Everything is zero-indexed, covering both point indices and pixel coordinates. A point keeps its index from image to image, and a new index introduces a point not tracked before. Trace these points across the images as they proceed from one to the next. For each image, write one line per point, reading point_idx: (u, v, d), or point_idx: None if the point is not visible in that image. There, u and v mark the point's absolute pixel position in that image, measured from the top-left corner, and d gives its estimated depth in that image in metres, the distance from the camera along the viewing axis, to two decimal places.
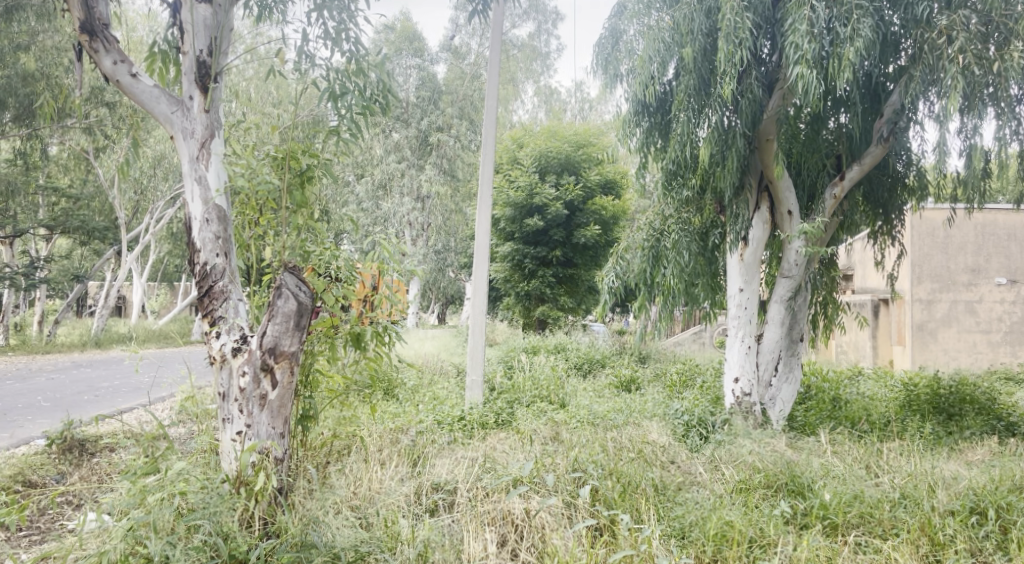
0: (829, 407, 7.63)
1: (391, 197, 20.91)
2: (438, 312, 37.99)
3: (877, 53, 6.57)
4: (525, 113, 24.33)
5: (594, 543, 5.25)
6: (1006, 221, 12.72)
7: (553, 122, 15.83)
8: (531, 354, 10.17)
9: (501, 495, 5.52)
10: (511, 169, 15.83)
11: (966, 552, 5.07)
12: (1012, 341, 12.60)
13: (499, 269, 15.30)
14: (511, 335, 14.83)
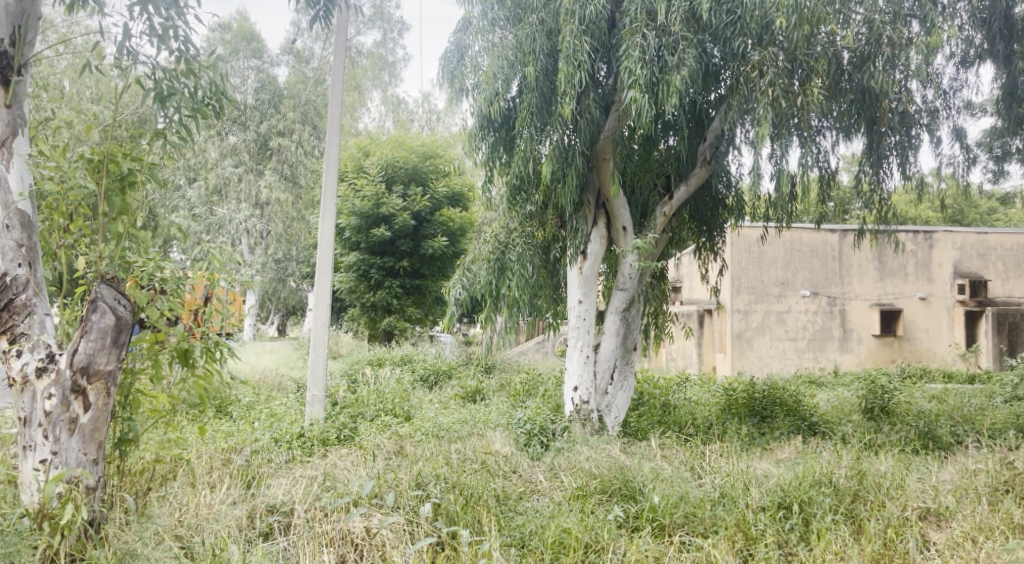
0: (660, 412, 8.09)
1: (225, 203, 20.16)
2: (279, 320, 36.48)
3: (700, 81, 7.08)
4: (371, 122, 23.53)
5: (435, 558, 5.25)
6: (809, 240, 14.25)
7: (398, 132, 15.93)
8: (376, 367, 10.01)
9: (339, 514, 5.43)
10: (356, 178, 15.50)
11: (774, 545, 5.57)
12: (815, 347, 14.03)
13: (343, 280, 14.88)
14: (355, 347, 14.53)
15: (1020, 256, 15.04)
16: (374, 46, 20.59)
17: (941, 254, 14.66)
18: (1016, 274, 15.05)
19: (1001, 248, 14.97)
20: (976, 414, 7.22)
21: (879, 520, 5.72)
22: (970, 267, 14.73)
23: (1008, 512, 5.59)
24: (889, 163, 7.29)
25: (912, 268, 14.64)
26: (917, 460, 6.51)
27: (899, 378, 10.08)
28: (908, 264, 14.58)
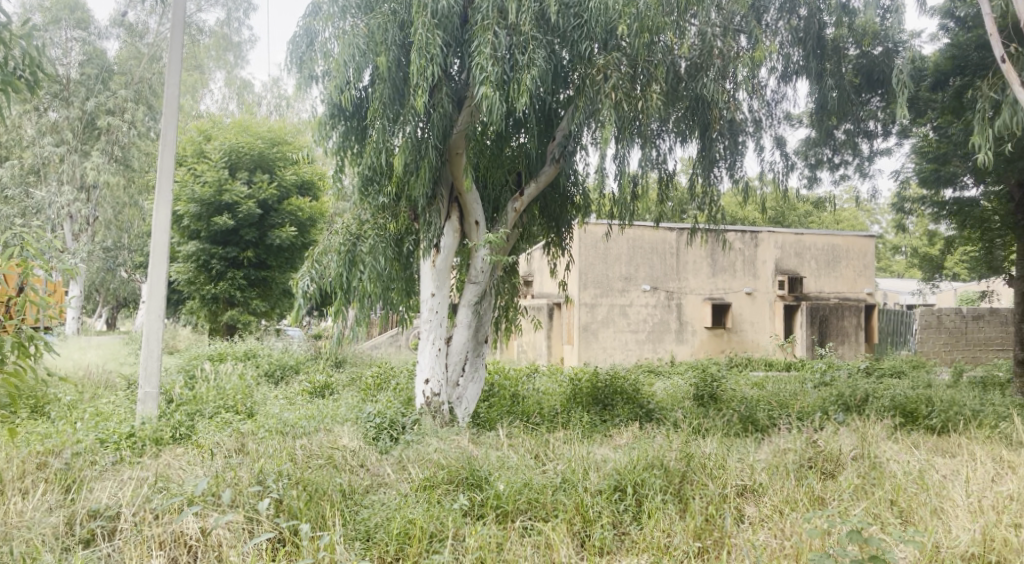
0: (510, 403, 8.28)
1: (44, 184, 18.57)
2: (107, 311, 33.85)
3: (549, 81, 7.29)
4: (213, 104, 21.72)
5: (275, 556, 5.18)
6: (650, 237, 15.11)
7: (244, 116, 15.14)
8: (216, 362, 9.56)
9: (172, 516, 5.19)
10: (196, 163, 14.64)
11: (609, 525, 5.92)
12: (653, 339, 14.92)
13: (181, 270, 14.04)
14: (192, 342, 13.82)
15: (830, 255, 16.67)
16: (217, 25, 19.69)
17: (764, 252, 16.07)
18: (827, 273, 16.62)
19: (815, 248, 16.52)
20: (790, 398, 7.94)
21: (702, 498, 6.19)
22: (788, 265, 16.21)
23: (812, 485, 6.21)
24: (719, 169, 7.85)
25: (740, 265, 15.86)
26: (738, 441, 7.07)
27: (728, 366, 10.91)
28: (737, 261, 15.78)
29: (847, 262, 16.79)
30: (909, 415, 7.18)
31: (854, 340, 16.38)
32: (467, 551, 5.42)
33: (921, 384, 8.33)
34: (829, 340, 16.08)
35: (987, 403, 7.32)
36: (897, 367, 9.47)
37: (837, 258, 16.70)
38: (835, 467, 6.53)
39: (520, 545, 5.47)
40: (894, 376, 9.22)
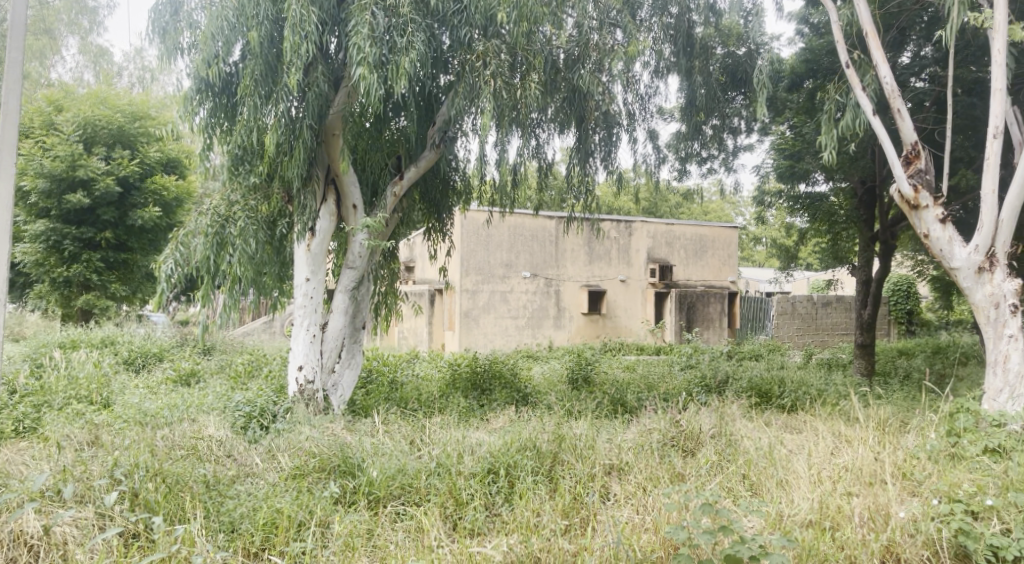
0: (388, 390, 8.20)
1: None
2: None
3: (428, 66, 7.21)
4: (66, 72, 20.37)
5: (127, 552, 4.96)
6: (530, 225, 15.47)
7: (102, 86, 14.18)
8: (68, 350, 8.95)
9: (10, 515, 4.87)
10: (45, 136, 13.57)
11: (481, 507, 5.98)
12: (533, 325, 15.37)
13: (29, 251, 13.01)
14: (43, 328, 12.87)
15: (697, 245, 17.65)
16: None
17: (637, 241, 16.80)
18: (693, 262, 17.58)
19: (685, 238, 17.42)
20: (659, 380, 8.31)
21: (570, 478, 6.34)
22: (659, 254, 17.00)
23: (674, 462, 6.51)
24: (594, 159, 8.06)
25: (615, 253, 16.59)
26: (607, 423, 7.30)
27: (604, 351, 11.28)
28: (612, 250, 16.50)
29: (712, 250, 17.84)
30: (764, 395, 7.67)
31: (717, 325, 17.10)
32: (335, 538, 5.36)
33: (776, 367, 8.92)
34: (696, 325, 16.67)
35: (830, 382, 7.93)
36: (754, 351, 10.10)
37: (703, 247, 17.70)
38: (695, 445, 6.86)
39: (391, 531, 5.47)
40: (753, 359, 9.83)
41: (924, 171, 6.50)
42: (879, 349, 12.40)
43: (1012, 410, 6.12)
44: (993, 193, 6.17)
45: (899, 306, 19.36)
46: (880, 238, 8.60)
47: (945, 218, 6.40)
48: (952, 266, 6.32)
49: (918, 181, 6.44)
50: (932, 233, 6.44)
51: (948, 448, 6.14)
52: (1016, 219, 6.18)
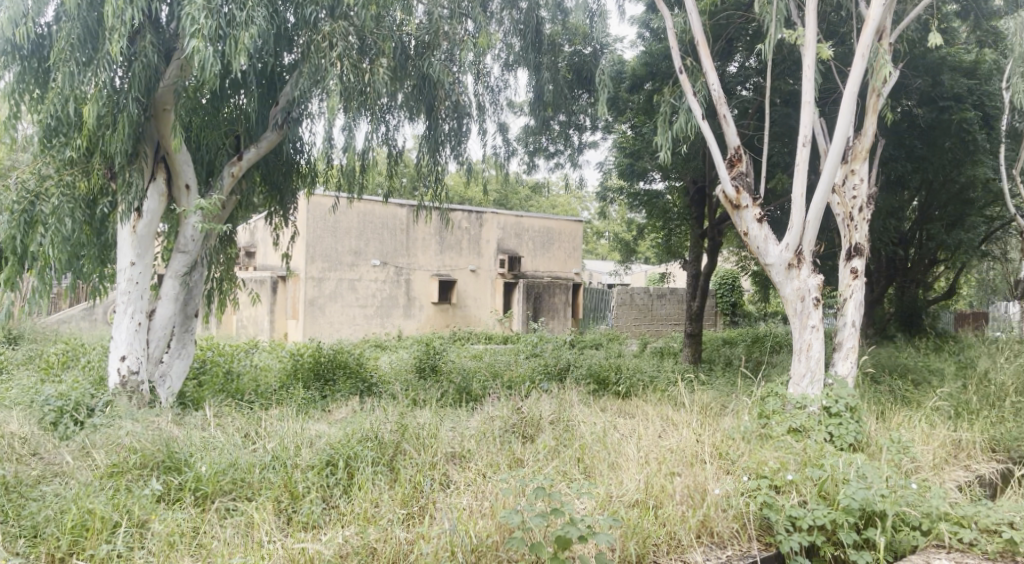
0: (222, 381, 7.81)
1: None
2: None
3: (269, 42, 6.89)
4: None
5: None
6: (380, 212, 15.69)
7: None
8: None
9: None
10: None
11: (318, 499, 5.75)
12: (381, 314, 15.64)
13: None
14: None
15: (545, 237, 18.29)
16: None
17: (487, 232, 17.31)
18: (541, 254, 18.24)
19: (533, 230, 18.11)
20: (504, 368, 8.51)
21: (410, 466, 6.22)
22: (508, 245, 17.62)
23: (512, 447, 6.61)
24: (445, 150, 8.04)
25: (465, 244, 17.01)
26: (451, 411, 7.28)
27: (451, 340, 11.34)
28: (462, 240, 16.93)
29: (559, 244, 18.56)
30: (601, 382, 7.99)
31: (562, 315, 17.91)
32: (155, 537, 5.03)
33: (614, 355, 9.38)
34: (541, 315, 17.54)
35: (661, 369, 8.41)
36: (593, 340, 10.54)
37: (550, 239, 18.35)
38: (535, 432, 6.97)
39: (218, 527, 5.16)
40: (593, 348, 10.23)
41: (745, 174, 6.96)
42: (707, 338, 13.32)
43: (812, 393, 6.73)
44: (801, 196, 6.71)
45: (724, 298, 21.20)
46: (708, 235, 9.09)
47: (762, 217, 6.89)
48: (766, 262, 6.84)
49: (740, 183, 6.89)
50: (751, 231, 6.91)
51: (759, 428, 6.60)
52: (820, 221, 6.77)
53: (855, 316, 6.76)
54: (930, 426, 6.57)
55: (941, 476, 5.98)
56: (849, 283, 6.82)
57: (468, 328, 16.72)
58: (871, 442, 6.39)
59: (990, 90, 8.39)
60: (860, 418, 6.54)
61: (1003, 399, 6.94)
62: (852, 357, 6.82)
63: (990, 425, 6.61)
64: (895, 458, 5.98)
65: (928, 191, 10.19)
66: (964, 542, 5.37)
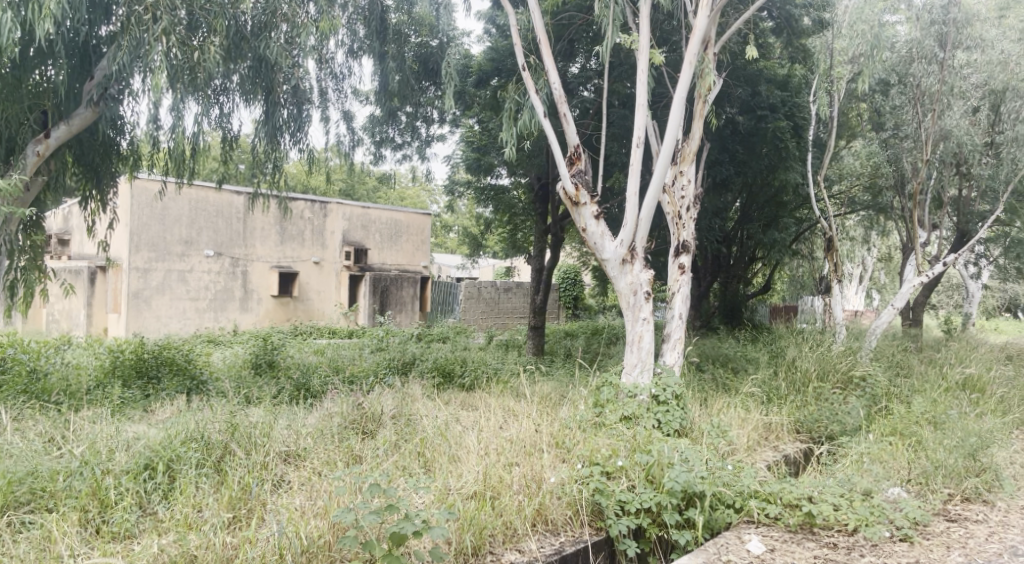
0: (25, 381, 6.99)
1: None
2: None
3: (81, 10, 6.24)
4: None
5: None
6: (214, 200, 15.36)
7: None
8: None
9: None
10: None
11: (134, 507, 5.17)
12: (215, 308, 15.29)
13: None
14: None
15: (392, 229, 18.55)
16: None
17: (332, 223, 17.23)
18: (388, 247, 18.45)
19: (380, 222, 18.21)
20: (346, 362, 8.34)
21: (239, 468, 5.67)
22: (354, 236, 17.64)
23: (351, 444, 6.25)
24: (283, 136, 7.74)
25: (309, 235, 16.93)
26: (288, 409, 6.92)
27: (291, 335, 10.92)
28: (305, 231, 16.82)
29: (406, 236, 18.86)
30: (447, 375, 7.99)
31: (410, 308, 18.51)
32: None
33: (460, 347, 9.43)
34: (388, 307, 17.99)
35: (505, 362, 8.57)
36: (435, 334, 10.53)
37: (399, 232, 18.67)
38: (375, 427, 6.72)
39: (9, 544, 4.59)
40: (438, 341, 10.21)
41: (584, 172, 7.13)
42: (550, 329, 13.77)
43: (642, 382, 7.02)
44: (635, 195, 6.98)
45: (568, 292, 21.68)
46: (551, 231, 9.30)
47: (599, 214, 7.09)
48: (601, 257, 7.03)
49: (579, 181, 7.04)
50: (589, 227, 7.09)
51: (593, 418, 6.80)
52: (651, 219, 7.09)
53: (682, 309, 7.14)
54: (745, 411, 7.05)
55: (752, 457, 6.40)
56: (677, 278, 7.18)
57: (311, 321, 16.64)
58: (694, 427, 6.78)
59: (799, 102, 9.33)
60: (684, 405, 6.92)
61: (806, 386, 7.59)
62: (679, 347, 7.19)
63: (794, 409, 7.22)
64: (713, 442, 6.36)
65: (748, 193, 11.06)
66: (770, 516, 5.77)
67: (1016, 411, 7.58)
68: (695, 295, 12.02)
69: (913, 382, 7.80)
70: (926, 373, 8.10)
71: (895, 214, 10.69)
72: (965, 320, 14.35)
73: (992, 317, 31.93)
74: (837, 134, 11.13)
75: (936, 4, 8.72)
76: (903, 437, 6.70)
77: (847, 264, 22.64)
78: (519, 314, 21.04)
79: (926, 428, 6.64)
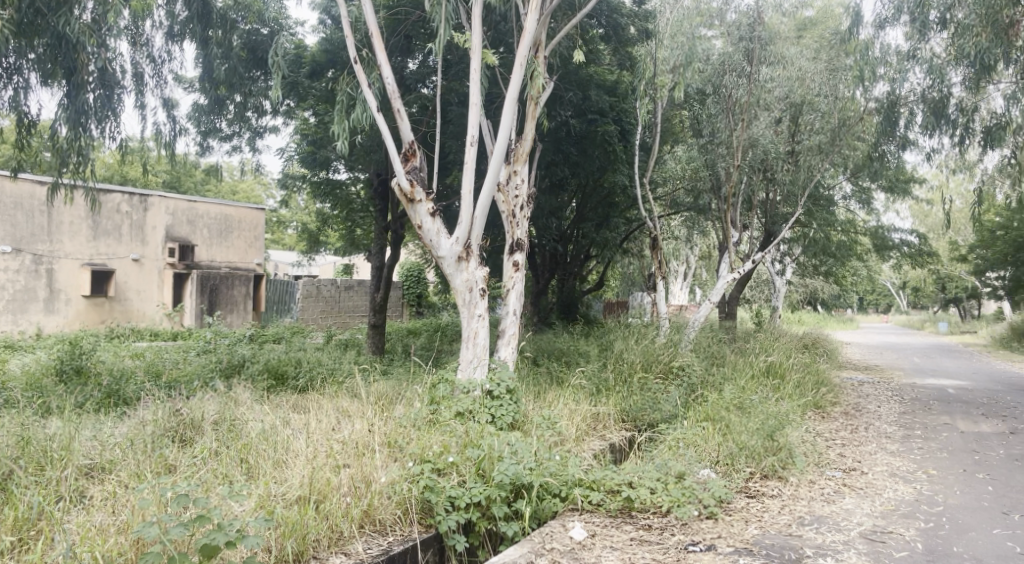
0: None
1: None
2: None
3: None
4: None
5: None
6: (12, 192, 14.43)
7: None
8: None
9: None
10: None
11: None
12: (14, 309, 14.34)
13: None
14: None
15: (223, 225, 17.95)
16: None
17: (154, 218, 16.50)
18: (217, 243, 17.82)
19: (208, 217, 17.61)
20: (167, 367, 7.87)
21: (30, 486, 5.12)
22: (179, 232, 16.96)
23: (164, 454, 5.83)
24: (88, 122, 7.25)
25: (127, 229, 16.12)
26: (93, 419, 6.40)
27: (104, 340, 10.06)
28: (122, 226, 16.01)
29: (238, 233, 18.26)
30: (278, 377, 7.73)
31: (242, 308, 17.78)
32: None
33: (296, 348, 9.18)
34: (218, 308, 17.25)
35: (341, 362, 8.48)
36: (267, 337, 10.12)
37: (227, 228, 18.03)
38: (194, 434, 6.37)
39: None
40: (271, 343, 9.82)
41: (419, 168, 7.07)
42: (393, 327, 13.67)
43: (477, 378, 7.11)
44: (470, 193, 7.01)
45: (411, 289, 21.58)
46: (391, 228, 9.25)
47: (435, 211, 7.06)
48: (438, 255, 6.98)
49: (414, 177, 6.97)
50: (424, 224, 7.03)
51: (428, 415, 6.72)
52: (486, 217, 7.16)
53: (516, 305, 7.31)
54: (575, 402, 7.33)
55: (580, 447, 6.63)
56: (511, 275, 7.32)
57: (130, 323, 15.81)
58: (526, 420, 6.93)
59: (626, 107, 9.97)
60: (517, 398, 7.06)
61: (631, 377, 8.10)
62: (513, 343, 7.37)
63: (620, 399, 7.64)
64: (543, 434, 6.50)
65: (582, 193, 11.57)
66: (592, 503, 5.95)
67: (808, 394, 8.50)
68: (535, 291, 12.39)
69: (725, 370, 8.49)
70: (736, 362, 8.83)
71: (712, 216, 11.59)
72: (772, 312, 15.86)
73: (796, 309, 35.37)
74: (662, 138, 11.90)
75: (744, 21, 9.50)
76: (714, 421, 7.21)
77: (673, 261, 24.16)
78: (360, 310, 20.73)
79: (733, 413, 7.22)
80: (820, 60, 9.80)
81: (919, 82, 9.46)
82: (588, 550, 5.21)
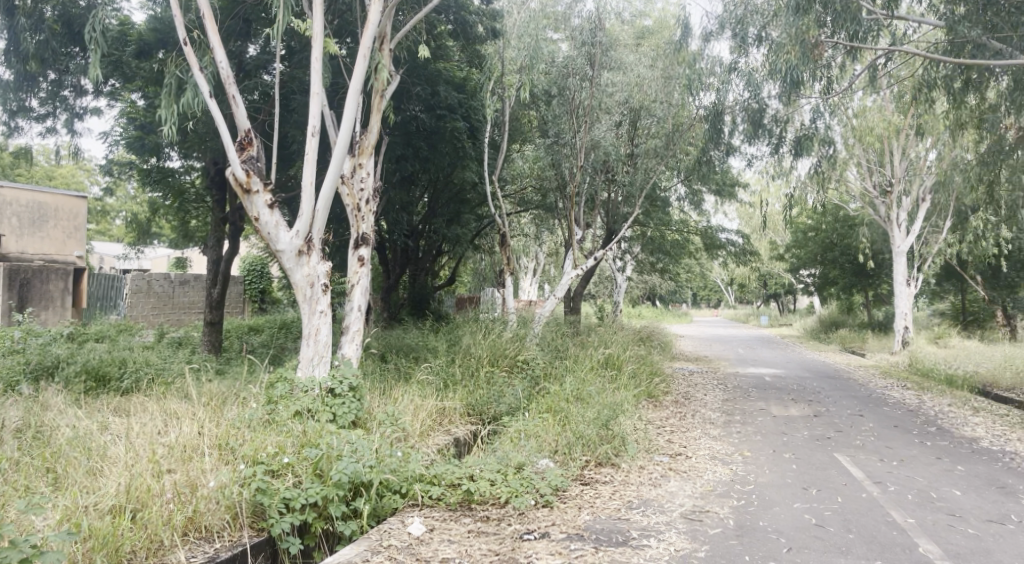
0: None
1: None
2: None
3: None
4: None
5: None
6: None
7: None
8: None
9: None
10: None
11: None
12: None
13: None
14: None
15: (35, 214, 16.40)
16: None
17: None
18: (30, 233, 16.30)
19: (16, 205, 16.00)
20: None
21: None
22: None
23: None
24: None
25: None
26: None
27: None
28: None
29: (54, 223, 16.79)
30: (99, 379, 7.24)
31: (58, 304, 15.86)
32: None
33: (120, 348, 8.59)
34: (29, 304, 15.15)
35: (171, 361, 8.06)
36: (88, 337, 9.33)
37: (43, 218, 16.53)
38: None
39: None
40: (93, 343, 9.11)
41: (256, 158, 6.78)
42: (234, 324, 13.09)
43: (318, 375, 6.91)
44: (311, 185, 6.81)
45: (253, 284, 20.94)
46: (229, 220, 9.14)
47: (273, 203, 6.80)
48: (276, 248, 6.72)
49: (250, 167, 6.67)
50: (262, 217, 6.75)
51: (265, 415, 6.40)
52: (328, 210, 6.99)
53: (360, 301, 7.17)
54: (420, 398, 7.32)
55: (424, 442, 6.62)
56: (355, 270, 7.18)
57: None
58: (370, 417, 6.79)
59: (474, 104, 10.06)
60: (361, 396, 6.89)
61: (478, 370, 8.22)
62: (357, 340, 7.21)
63: (466, 394, 7.75)
64: (385, 430, 6.39)
65: (433, 188, 11.61)
66: (433, 497, 5.93)
67: (642, 384, 9.04)
68: (384, 287, 12.32)
69: (566, 363, 8.82)
70: (577, 355, 9.20)
71: (558, 214, 12.02)
72: (614, 307, 16.65)
73: (636, 303, 37.29)
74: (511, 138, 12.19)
75: (587, 26, 9.96)
76: (555, 413, 7.45)
77: (520, 256, 24.71)
78: (198, 307, 19.97)
79: (573, 405, 7.48)
80: (656, 68, 10.47)
81: (741, 93, 10.01)
82: (426, 545, 5.16)
